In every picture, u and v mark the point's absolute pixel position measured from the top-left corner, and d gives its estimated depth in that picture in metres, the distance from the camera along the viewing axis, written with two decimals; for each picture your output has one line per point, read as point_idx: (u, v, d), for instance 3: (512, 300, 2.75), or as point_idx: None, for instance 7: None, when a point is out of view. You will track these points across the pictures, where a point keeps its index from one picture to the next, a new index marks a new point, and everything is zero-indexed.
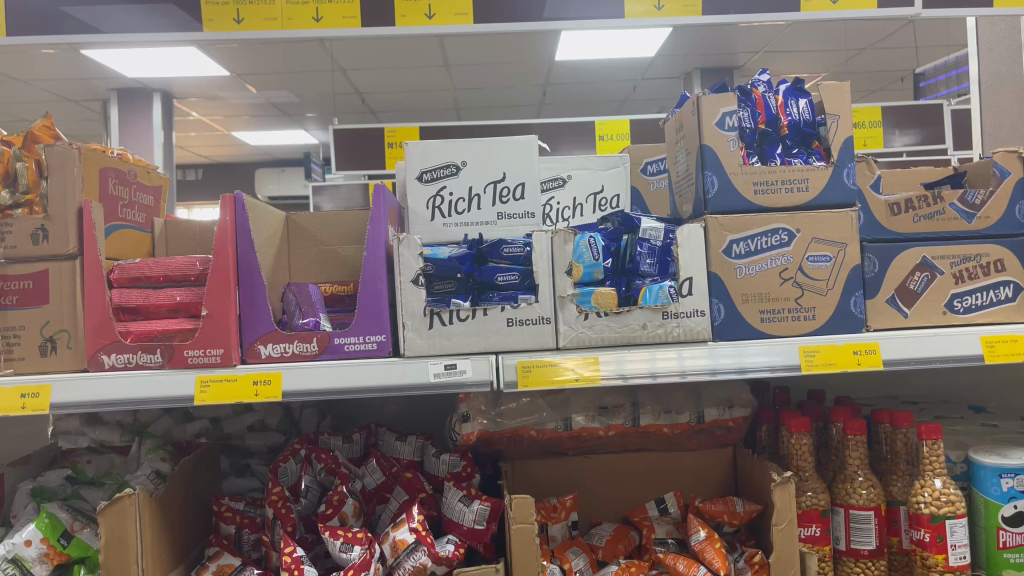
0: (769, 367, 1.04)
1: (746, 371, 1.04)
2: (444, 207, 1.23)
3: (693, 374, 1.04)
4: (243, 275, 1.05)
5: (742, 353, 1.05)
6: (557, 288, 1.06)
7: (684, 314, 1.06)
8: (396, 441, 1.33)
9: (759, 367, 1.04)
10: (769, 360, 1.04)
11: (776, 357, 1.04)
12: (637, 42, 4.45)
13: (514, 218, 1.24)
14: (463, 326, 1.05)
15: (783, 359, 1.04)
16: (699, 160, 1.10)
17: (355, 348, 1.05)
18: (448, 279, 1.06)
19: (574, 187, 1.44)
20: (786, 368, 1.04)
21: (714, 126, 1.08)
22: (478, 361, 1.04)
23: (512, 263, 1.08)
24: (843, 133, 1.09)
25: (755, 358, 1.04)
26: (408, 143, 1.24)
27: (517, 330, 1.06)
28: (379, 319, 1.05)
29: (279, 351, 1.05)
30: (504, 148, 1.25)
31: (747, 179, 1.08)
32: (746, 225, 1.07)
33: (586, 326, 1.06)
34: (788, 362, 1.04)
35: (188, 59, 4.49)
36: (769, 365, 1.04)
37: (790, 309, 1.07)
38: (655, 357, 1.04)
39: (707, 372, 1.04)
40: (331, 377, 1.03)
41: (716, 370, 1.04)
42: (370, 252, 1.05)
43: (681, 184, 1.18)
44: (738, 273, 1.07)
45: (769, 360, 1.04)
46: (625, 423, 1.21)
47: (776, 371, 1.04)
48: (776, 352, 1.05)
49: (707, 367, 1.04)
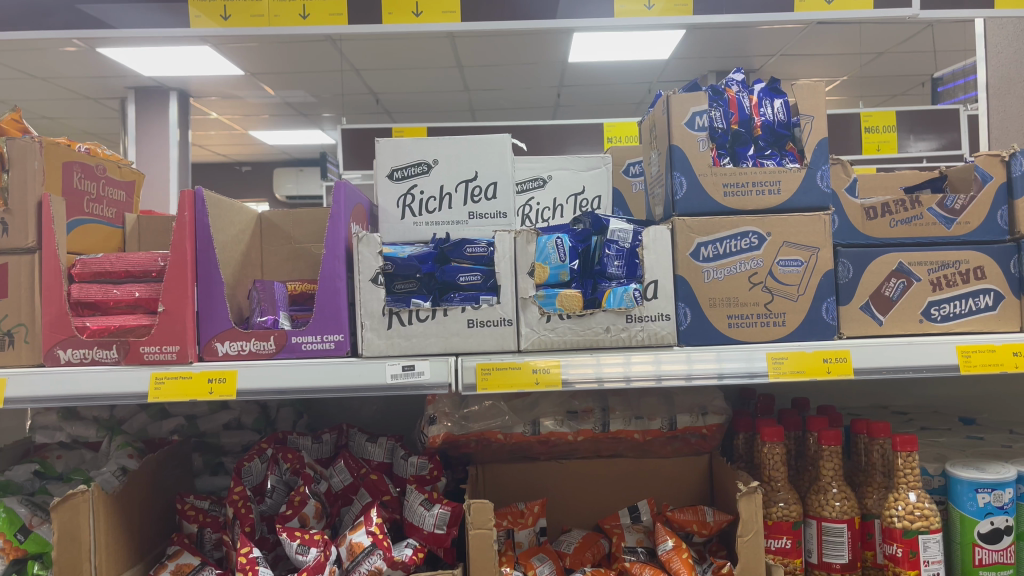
0: (738, 373, 1.00)
1: (713, 377, 1.01)
2: (415, 206, 1.22)
3: (658, 379, 1.01)
4: (201, 271, 1.04)
5: (709, 358, 1.02)
6: (519, 289, 1.04)
7: (650, 319, 1.03)
8: (367, 442, 1.31)
9: (726, 373, 1.01)
10: (736, 366, 1.01)
11: (744, 363, 1.01)
12: (651, 44, 4.41)
13: (485, 218, 1.22)
14: (423, 326, 1.03)
15: (750, 366, 1.01)
16: (668, 160, 1.07)
17: (313, 347, 1.04)
18: (411, 278, 1.05)
19: (555, 187, 1.41)
20: (753, 374, 1.01)
21: (684, 125, 1.06)
22: (436, 363, 1.02)
23: (475, 264, 1.06)
24: (817, 134, 1.06)
25: (723, 364, 1.01)
26: (379, 140, 1.23)
27: (478, 331, 1.03)
28: (337, 318, 1.04)
29: (236, 349, 1.04)
30: (477, 147, 1.23)
31: (716, 180, 1.05)
32: (713, 228, 1.04)
33: (549, 329, 1.03)
34: (755, 368, 1.01)
35: (203, 59, 4.51)
36: (737, 372, 1.01)
37: (759, 314, 1.04)
38: (618, 361, 1.01)
39: (671, 377, 1.01)
40: (287, 375, 1.01)
41: (682, 376, 1.01)
42: (329, 250, 1.04)
43: (654, 186, 1.16)
44: (705, 277, 1.04)
45: (737, 365, 1.01)
46: (593, 428, 1.19)
47: (744, 377, 1.00)
48: (743, 358, 1.01)
49: (672, 373, 1.01)
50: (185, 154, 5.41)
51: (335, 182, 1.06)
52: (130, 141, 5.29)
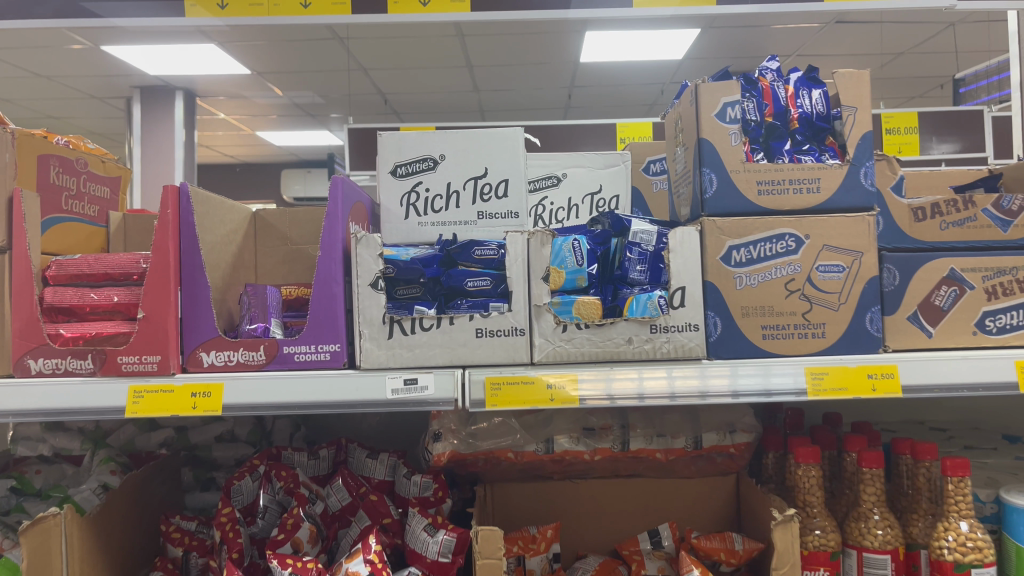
0: (761, 389, 0.91)
1: (735, 395, 0.91)
2: (420, 205, 1.13)
3: (681, 397, 0.91)
4: (185, 274, 0.95)
5: (731, 373, 0.92)
6: (532, 295, 0.94)
7: (676, 329, 0.94)
8: (367, 459, 1.22)
9: (746, 391, 0.91)
10: (761, 382, 0.92)
11: (769, 376, 0.92)
12: (665, 44, 4.30)
13: (496, 218, 1.13)
14: (427, 336, 0.94)
15: (778, 382, 0.92)
16: (696, 156, 0.98)
17: (306, 358, 0.95)
18: (413, 283, 0.96)
19: (570, 186, 1.33)
20: (778, 390, 0.91)
21: (714, 117, 0.96)
22: (439, 376, 0.93)
23: (484, 267, 0.96)
24: (861, 127, 0.96)
25: (744, 379, 0.92)
26: (381, 133, 1.14)
27: (487, 342, 0.94)
28: (335, 326, 0.95)
29: (223, 360, 0.95)
30: (487, 141, 1.14)
31: (750, 177, 0.96)
32: (747, 229, 0.95)
33: (565, 340, 0.94)
34: (783, 384, 0.91)
35: (209, 58, 4.44)
36: (759, 388, 0.91)
37: (797, 325, 0.95)
38: (630, 377, 0.92)
39: (694, 395, 0.91)
40: (276, 389, 0.92)
41: (702, 393, 0.92)
42: (325, 251, 0.95)
43: (679, 183, 1.07)
44: (737, 283, 0.95)
45: (760, 379, 0.92)
46: (612, 447, 1.09)
47: (765, 395, 0.91)
48: (769, 373, 0.92)
49: (692, 389, 0.92)
50: (191, 154, 5.34)
51: (331, 176, 0.97)
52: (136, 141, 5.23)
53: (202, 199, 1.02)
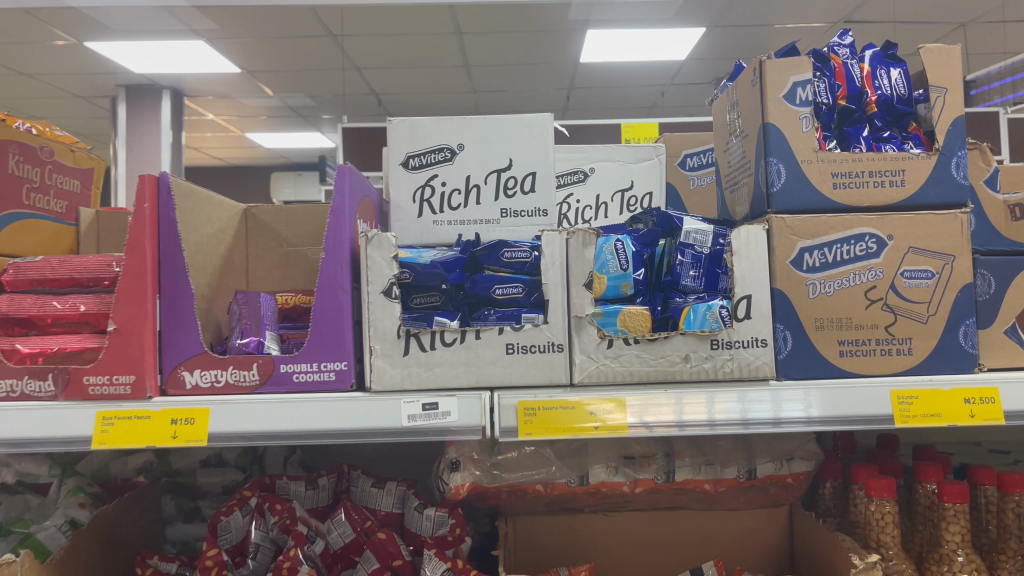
0: (775, 419, 0.78)
1: (752, 424, 0.78)
2: (435, 201, 0.99)
3: (702, 427, 0.78)
4: (165, 279, 0.81)
5: (745, 403, 0.79)
6: (572, 305, 0.81)
7: (740, 345, 0.80)
8: (373, 489, 1.08)
9: (758, 420, 0.78)
10: (781, 411, 0.78)
11: (784, 400, 0.79)
12: (668, 43, 4.17)
13: (522, 216, 0.99)
14: (450, 353, 0.80)
15: (798, 410, 0.78)
16: (760, 146, 0.85)
17: (305, 378, 0.81)
18: (433, 291, 0.83)
19: (598, 182, 1.20)
20: (791, 421, 0.78)
21: (782, 99, 0.83)
22: (462, 399, 0.79)
23: (514, 272, 0.83)
24: (951, 111, 0.83)
25: (761, 408, 0.79)
26: (391, 119, 0.99)
27: (520, 360, 0.81)
28: (340, 341, 0.81)
29: (209, 380, 0.81)
30: (512, 129, 1.00)
31: (824, 168, 0.82)
32: (821, 229, 0.82)
33: (610, 356, 0.80)
34: (800, 413, 0.78)
35: (197, 55, 4.29)
36: (777, 418, 0.78)
37: (879, 339, 0.82)
38: (666, 405, 0.79)
39: (713, 424, 0.78)
40: (269, 414, 0.78)
41: (722, 422, 0.78)
42: (330, 253, 0.81)
43: (737, 175, 0.94)
44: (810, 291, 0.82)
45: (776, 406, 0.79)
46: (655, 479, 0.96)
47: (781, 426, 0.78)
48: (806, 394, 0.79)
49: (713, 417, 0.78)
50: (178, 155, 5.19)
51: (337, 166, 0.83)
52: (121, 141, 5.06)
53: (187, 193, 0.88)
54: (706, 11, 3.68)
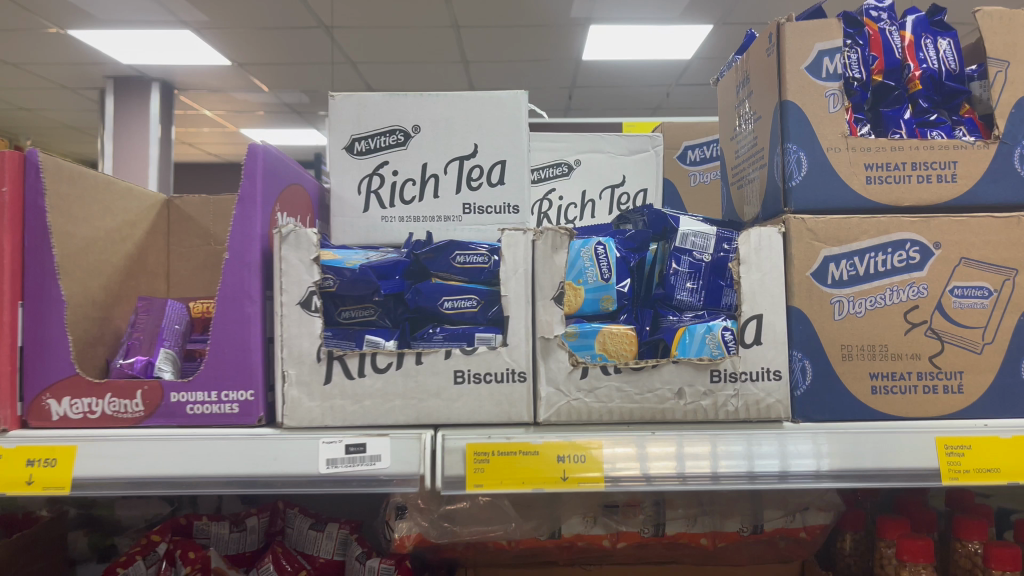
0: (781, 473, 0.61)
1: (759, 479, 0.61)
2: (384, 193, 0.83)
3: (702, 480, 0.61)
4: (31, 282, 0.65)
5: (738, 453, 0.62)
6: (538, 323, 0.65)
7: (747, 377, 0.64)
8: (312, 532, 0.91)
9: (764, 474, 0.61)
10: (789, 463, 0.62)
11: (791, 449, 0.62)
12: (673, 41, 4.01)
13: (487, 214, 0.83)
14: (382, 381, 0.64)
15: (808, 460, 0.62)
16: (775, 131, 0.69)
17: (200, 411, 0.65)
18: (365, 302, 0.66)
19: (584, 176, 1.04)
20: (800, 476, 0.61)
21: (805, 71, 0.66)
22: (396, 440, 0.63)
23: (468, 281, 0.67)
24: (1015, 90, 0.67)
25: (768, 458, 0.62)
26: (335, 94, 0.83)
27: (470, 392, 0.64)
28: (246, 363, 0.65)
29: (81, 410, 0.65)
30: (477, 108, 0.83)
31: (854, 157, 0.66)
32: (849, 233, 0.65)
33: (584, 389, 0.64)
34: (810, 467, 0.61)
35: (186, 46, 4.12)
36: (783, 471, 0.62)
37: (922, 373, 0.65)
38: (661, 452, 0.62)
39: (717, 478, 0.61)
40: (155, 455, 0.62)
41: (727, 475, 0.61)
42: (235, 254, 0.65)
43: (745, 168, 0.77)
44: (835, 311, 0.65)
45: (784, 457, 0.62)
46: (641, 532, 0.79)
47: (789, 481, 0.61)
48: (822, 441, 0.62)
49: (716, 468, 0.62)
50: (166, 151, 5.03)
51: (247, 144, 0.67)
52: (108, 134, 4.89)
53: (73, 177, 0.72)
54: (714, 6, 3.52)
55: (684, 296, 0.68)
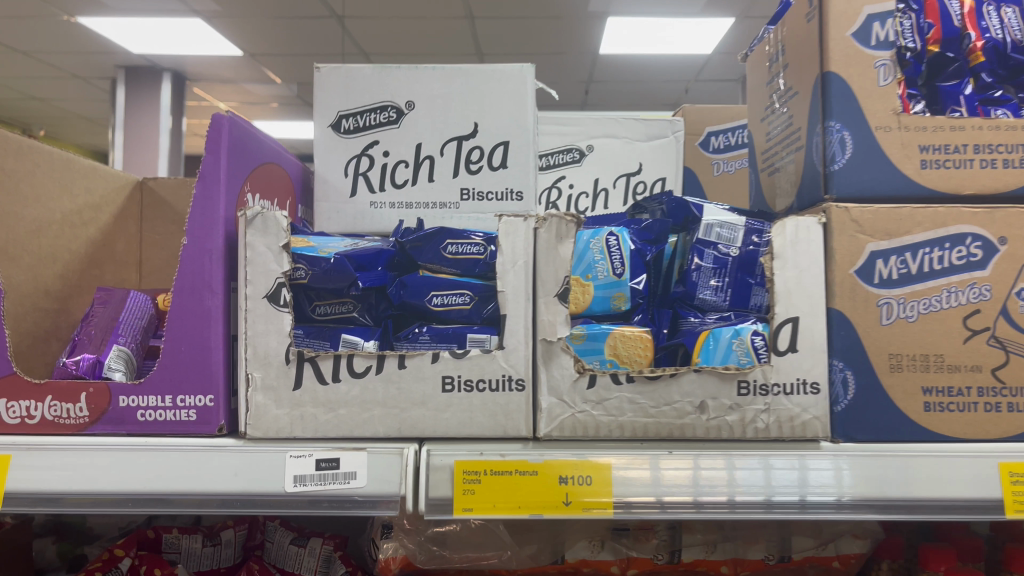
0: (800, 502, 0.53)
1: (795, 509, 0.53)
2: (373, 175, 0.75)
3: (715, 508, 0.53)
4: None
5: (769, 479, 0.54)
6: (539, 324, 0.56)
7: (779, 390, 0.55)
8: (293, 548, 0.83)
9: (796, 504, 0.53)
10: (825, 491, 0.53)
11: (831, 475, 0.54)
12: (694, 36, 3.92)
13: (488, 200, 0.75)
14: (359, 387, 0.56)
15: (829, 487, 0.53)
16: (813, 107, 0.60)
17: (153, 417, 0.57)
18: (342, 296, 0.58)
19: (597, 164, 0.95)
20: (819, 506, 0.53)
21: (851, 38, 0.58)
22: (374, 455, 0.55)
23: (459, 275, 0.59)
24: None
25: (804, 485, 0.54)
26: (320, 66, 0.75)
27: (460, 401, 0.56)
28: (205, 365, 0.57)
29: (18, 414, 0.57)
30: (478, 82, 0.75)
31: (907, 138, 0.57)
32: (901, 225, 0.56)
33: (591, 401, 0.55)
34: (851, 496, 0.53)
35: (197, 35, 4.05)
36: (818, 500, 0.53)
37: (983, 389, 0.56)
38: (678, 476, 0.54)
39: (748, 507, 0.53)
40: (97, 467, 0.55)
41: (759, 505, 0.53)
42: (195, 240, 0.57)
43: (777, 151, 0.68)
44: (882, 315, 0.56)
45: (821, 484, 0.54)
46: (654, 559, 0.71)
47: (826, 512, 0.53)
48: (863, 465, 0.54)
49: (734, 496, 0.53)
50: (177, 142, 4.98)
51: (211, 115, 0.59)
52: (118, 124, 4.84)
53: (24, 152, 0.65)
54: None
55: (707, 296, 0.60)
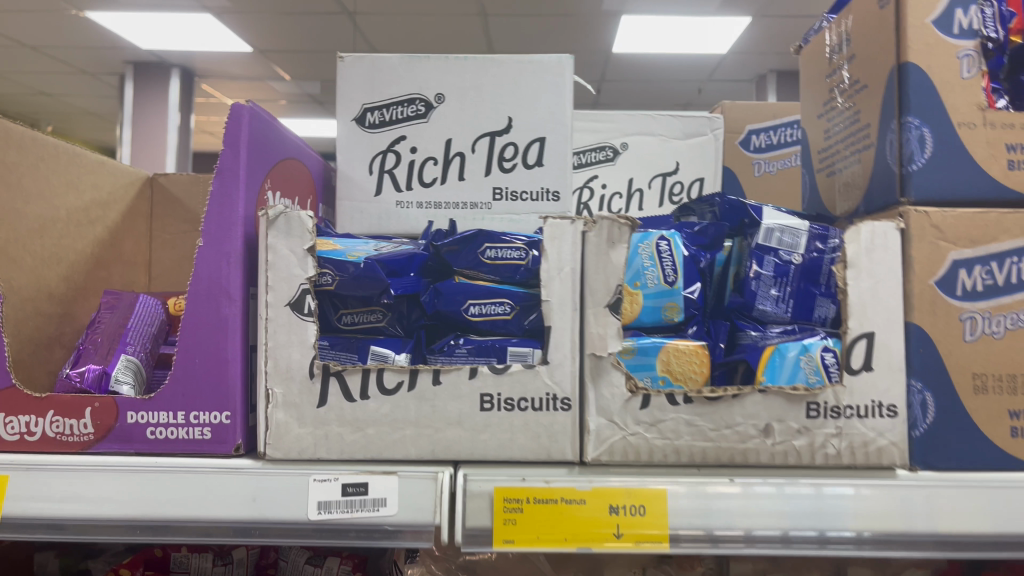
0: (875, 537, 0.48)
1: (870, 545, 0.48)
2: (400, 173, 0.70)
3: (775, 543, 0.48)
4: None
5: (844, 513, 0.49)
6: (587, 336, 0.51)
7: (852, 413, 0.50)
8: (309, 567, 0.77)
9: (871, 539, 0.48)
10: (905, 525, 0.48)
11: (911, 508, 0.49)
12: (709, 36, 3.87)
13: (522, 201, 0.70)
14: (389, 405, 0.51)
15: (848, 520, 0.48)
16: (887, 102, 0.55)
17: (163, 435, 0.52)
18: (371, 304, 0.54)
19: (631, 162, 0.92)
20: (859, 542, 0.48)
21: (932, 26, 0.52)
22: (405, 480, 0.50)
23: (499, 281, 0.54)
24: None
25: (881, 519, 0.49)
26: (344, 56, 0.70)
27: (500, 422, 0.51)
28: (221, 378, 0.52)
29: (17, 431, 0.52)
30: (513, 74, 0.70)
31: (992, 136, 0.52)
32: (986, 232, 0.51)
33: (644, 423, 0.50)
34: (934, 531, 0.48)
35: (207, 31, 4.01)
36: (897, 536, 0.48)
37: None
38: (742, 507, 0.49)
39: (819, 543, 0.48)
40: (101, 490, 0.50)
41: (831, 540, 0.48)
42: (211, 242, 0.52)
43: (838, 150, 0.63)
44: (966, 331, 0.51)
45: (900, 518, 0.49)
46: None
47: (905, 549, 0.48)
48: (946, 496, 0.49)
49: (803, 531, 0.48)
50: (184, 138, 4.93)
51: (230, 105, 0.54)
52: (125, 120, 4.80)
53: (28, 145, 0.60)
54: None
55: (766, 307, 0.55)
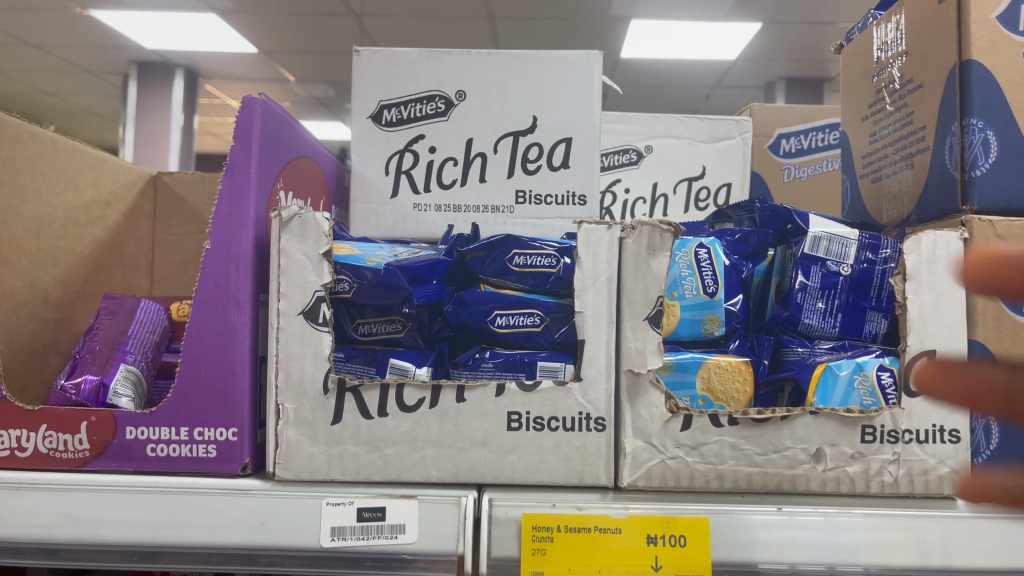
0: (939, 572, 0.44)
1: None
2: (418, 175, 0.67)
3: None
4: None
5: (903, 545, 0.44)
6: (624, 351, 0.47)
7: (911, 438, 0.46)
8: None
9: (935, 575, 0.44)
10: (970, 559, 0.44)
11: (976, 541, 0.44)
12: (718, 41, 3.83)
13: (547, 205, 0.66)
14: (408, 423, 0.47)
15: (908, 554, 0.44)
16: (945, 103, 0.51)
17: (164, 453, 0.48)
18: (390, 314, 0.50)
19: (656, 166, 0.95)
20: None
21: (997, 20, 0.49)
22: (426, 504, 0.46)
23: (528, 290, 0.51)
24: None
25: (944, 552, 0.44)
26: (360, 49, 0.66)
27: (529, 442, 0.47)
28: (227, 392, 0.48)
29: (7, 445, 0.49)
30: (538, 70, 0.66)
31: None
32: None
33: (685, 447, 0.46)
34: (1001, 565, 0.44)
35: (213, 32, 3.98)
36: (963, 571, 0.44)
37: None
38: (792, 539, 0.45)
39: None
40: (95, 512, 0.46)
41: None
42: (219, 244, 0.48)
43: (888, 154, 0.59)
44: None
45: (965, 551, 0.44)
46: None
47: None
48: (1015, 529, 0.45)
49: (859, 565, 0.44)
50: (188, 139, 4.90)
51: (241, 98, 0.50)
52: (128, 120, 4.76)
53: (25, 140, 0.56)
54: (765, 3, 3.33)
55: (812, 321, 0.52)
